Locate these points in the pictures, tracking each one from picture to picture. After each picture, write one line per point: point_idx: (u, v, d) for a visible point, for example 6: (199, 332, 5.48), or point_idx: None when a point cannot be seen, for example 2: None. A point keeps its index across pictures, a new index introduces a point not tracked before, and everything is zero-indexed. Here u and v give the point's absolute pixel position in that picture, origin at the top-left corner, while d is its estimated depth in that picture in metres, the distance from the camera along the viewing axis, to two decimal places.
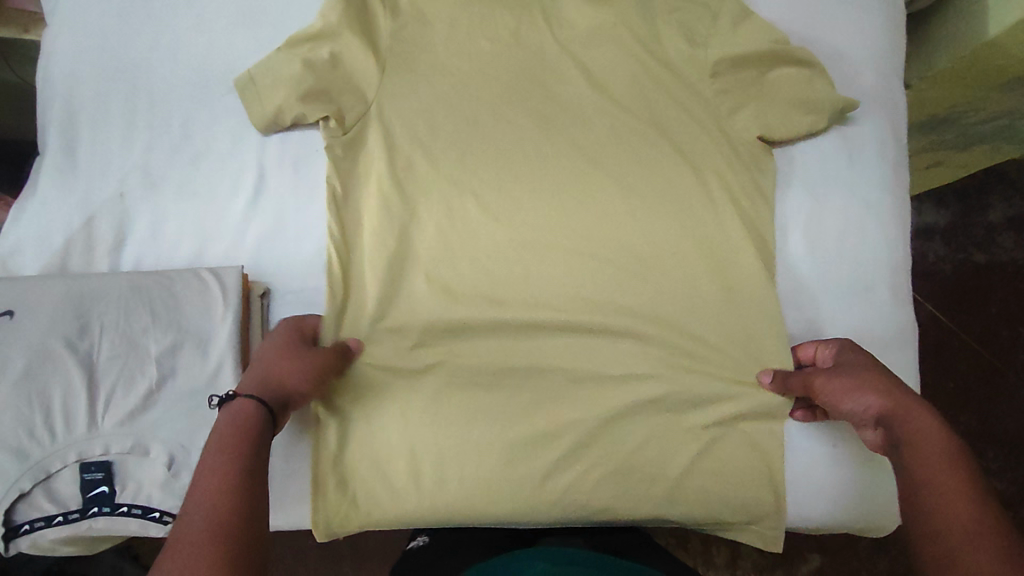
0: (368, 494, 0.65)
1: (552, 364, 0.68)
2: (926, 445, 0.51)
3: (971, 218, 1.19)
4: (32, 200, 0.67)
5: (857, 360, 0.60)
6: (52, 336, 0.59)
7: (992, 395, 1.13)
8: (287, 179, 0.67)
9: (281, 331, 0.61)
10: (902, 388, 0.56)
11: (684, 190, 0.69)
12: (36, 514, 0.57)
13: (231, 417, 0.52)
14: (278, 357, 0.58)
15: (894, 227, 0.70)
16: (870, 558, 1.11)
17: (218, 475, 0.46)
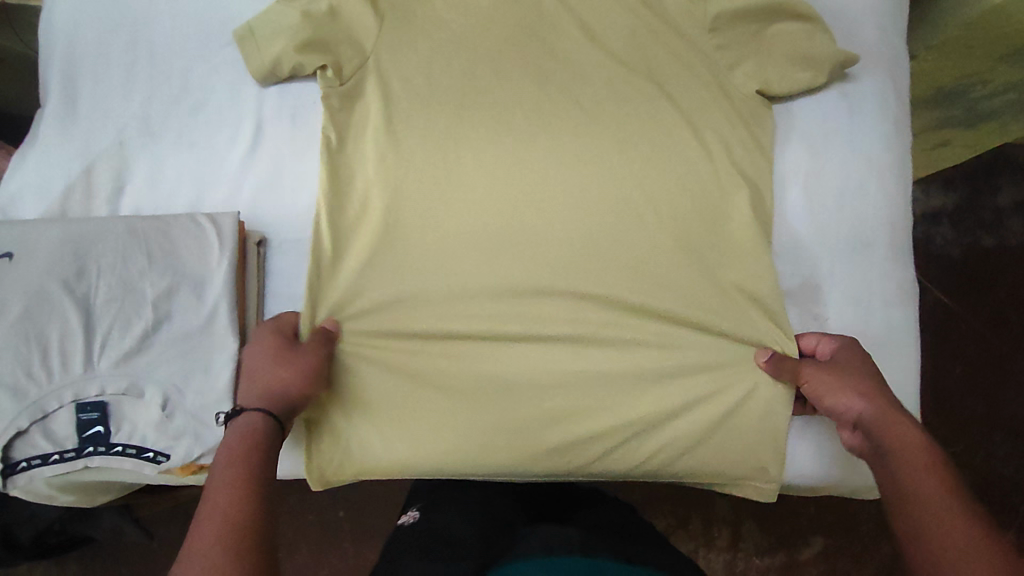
0: (363, 444, 0.66)
1: (550, 323, 0.67)
2: (911, 457, 0.54)
3: (979, 202, 1.18)
4: (32, 149, 0.68)
5: (853, 361, 0.62)
6: (50, 277, 0.60)
7: (999, 379, 1.12)
8: (285, 130, 0.67)
9: (265, 333, 0.61)
10: (887, 394, 0.59)
11: (684, 143, 0.68)
12: (33, 452, 0.58)
13: (239, 430, 0.55)
14: (268, 365, 0.59)
15: (895, 183, 0.69)
16: (873, 542, 1.12)
17: (232, 491, 0.49)
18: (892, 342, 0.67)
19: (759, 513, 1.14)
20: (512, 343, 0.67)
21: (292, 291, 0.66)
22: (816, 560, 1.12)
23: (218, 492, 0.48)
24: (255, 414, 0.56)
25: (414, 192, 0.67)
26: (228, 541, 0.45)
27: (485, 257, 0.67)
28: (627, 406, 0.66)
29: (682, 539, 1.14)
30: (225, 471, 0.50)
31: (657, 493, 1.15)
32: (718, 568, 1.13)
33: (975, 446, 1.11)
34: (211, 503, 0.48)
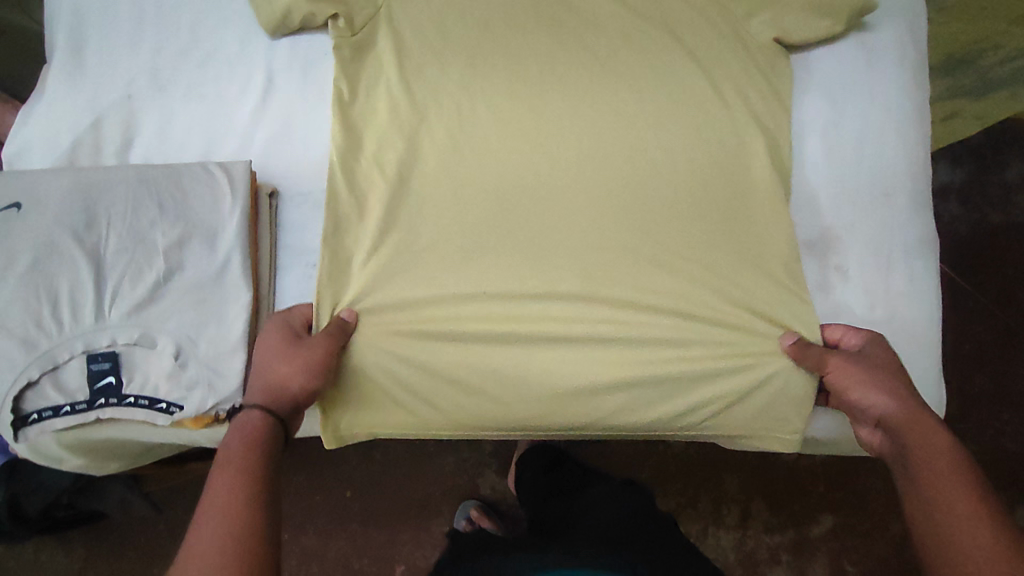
0: (374, 400, 0.65)
1: (562, 282, 0.65)
2: (936, 460, 0.53)
3: (986, 176, 1.17)
4: (38, 102, 0.67)
5: (884, 359, 0.60)
6: (59, 227, 0.59)
7: (1008, 355, 1.11)
8: (296, 82, 0.67)
9: (275, 324, 0.60)
10: (916, 397, 0.58)
11: (700, 92, 0.67)
12: (44, 404, 0.58)
13: (240, 430, 0.54)
14: (272, 359, 0.58)
15: (914, 133, 0.68)
16: (884, 519, 1.11)
17: (231, 492, 0.49)
18: (915, 293, 0.66)
19: (767, 490, 1.13)
20: (522, 303, 0.65)
21: (303, 244, 0.65)
22: (825, 538, 1.11)
23: (218, 493, 0.48)
24: (253, 413, 0.55)
25: (425, 147, 0.66)
26: (224, 542, 0.45)
27: (496, 214, 0.66)
28: (644, 359, 0.65)
29: (691, 517, 1.13)
30: (226, 471, 0.50)
31: (666, 471, 1.14)
32: (726, 546, 1.12)
33: (983, 424, 1.09)
34: (209, 503, 0.48)
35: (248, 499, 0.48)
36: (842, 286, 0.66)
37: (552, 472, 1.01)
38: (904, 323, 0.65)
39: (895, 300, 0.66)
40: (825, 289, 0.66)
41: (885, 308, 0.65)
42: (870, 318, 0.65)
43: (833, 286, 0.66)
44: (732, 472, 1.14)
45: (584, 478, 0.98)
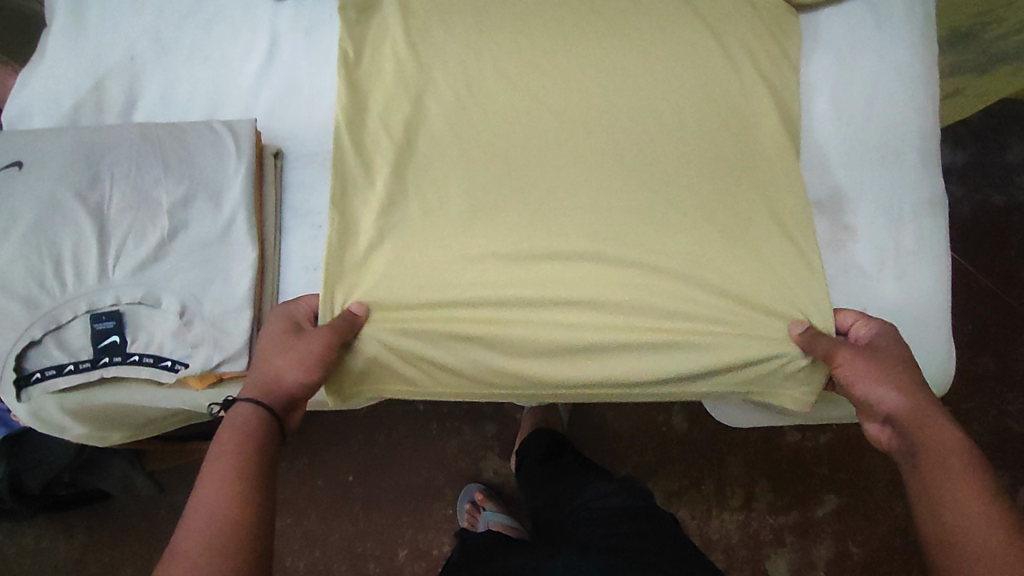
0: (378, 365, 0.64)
1: (570, 246, 0.64)
2: (942, 462, 0.50)
3: (986, 158, 1.17)
4: (39, 65, 0.66)
5: (894, 351, 0.57)
6: (62, 186, 0.58)
7: (1010, 335, 1.11)
8: (300, 43, 0.67)
9: (278, 316, 0.59)
10: (924, 390, 0.54)
11: (706, 52, 0.67)
12: (47, 363, 0.57)
13: (234, 423, 0.52)
14: (272, 350, 0.56)
15: (923, 91, 0.67)
16: (888, 500, 1.10)
17: (226, 488, 0.47)
18: (924, 252, 0.65)
19: (771, 471, 1.13)
20: (528, 270, 0.64)
21: (310, 205, 0.65)
22: (829, 519, 1.10)
23: (210, 488, 0.47)
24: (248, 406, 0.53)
25: (430, 110, 0.66)
26: (219, 546, 0.44)
27: (501, 180, 0.65)
28: (657, 322, 0.63)
29: (696, 499, 1.13)
30: (220, 464, 0.49)
31: (670, 454, 1.14)
32: (731, 528, 1.11)
33: (987, 405, 1.09)
34: (204, 502, 0.47)
35: (244, 498, 0.47)
36: (852, 244, 0.66)
37: (549, 461, 1.05)
38: (914, 280, 0.65)
39: (907, 257, 0.65)
40: (835, 248, 0.66)
41: (896, 266, 0.65)
42: (880, 277, 0.65)
43: (843, 245, 0.66)
44: (734, 453, 1.14)
45: (575, 468, 1.02)
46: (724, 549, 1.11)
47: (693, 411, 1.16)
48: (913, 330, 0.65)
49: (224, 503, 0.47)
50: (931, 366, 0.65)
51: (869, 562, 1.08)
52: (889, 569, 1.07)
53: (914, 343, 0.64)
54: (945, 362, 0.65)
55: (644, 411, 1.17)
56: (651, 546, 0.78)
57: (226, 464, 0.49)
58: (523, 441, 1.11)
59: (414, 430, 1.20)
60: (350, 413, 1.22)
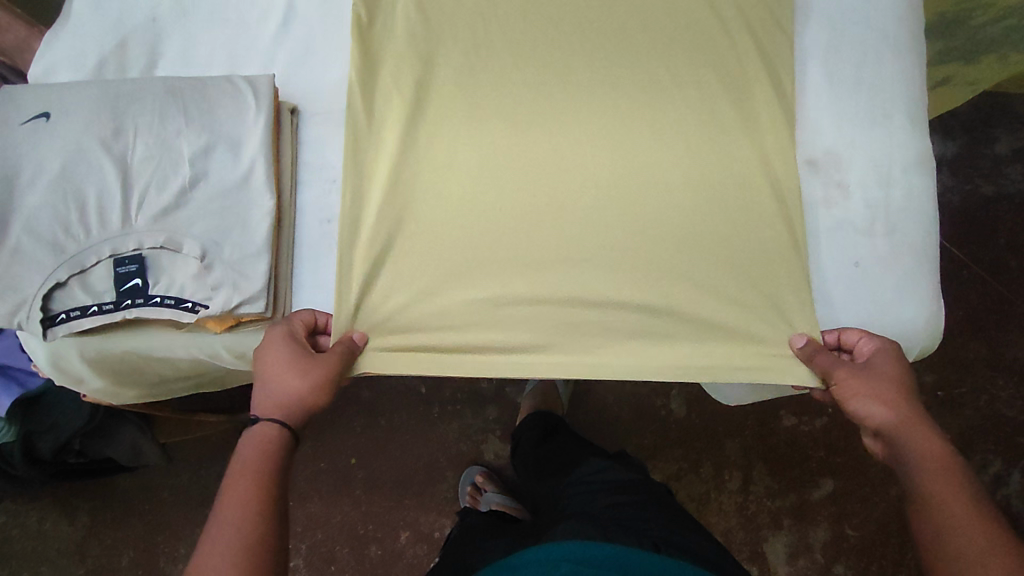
0: (380, 317, 0.65)
1: (575, 206, 0.66)
2: (932, 471, 0.52)
3: (977, 149, 1.20)
4: (64, 27, 0.70)
5: (887, 368, 0.59)
6: (87, 136, 0.60)
7: (1002, 322, 1.14)
8: (315, 8, 0.70)
9: (272, 332, 0.60)
10: (913, 404, 0.57)
11: (701, 21, 0.71)
12: (71, 304, 0.59)
13: (252, 446, 0.55)
14: (289, 372, 0.58)
15: (910, 58, 0.70)
16: (884, 484, 1.11)
17: (248, 505, 0.50)
18: (913, 210, 0.67)
19: (768, 454, 1.14)
20: (531, 229, 0.66)
21: (324, 161, 0.68)
22: (826, 502, 1.12)
23: (234, 504, 0.50)
24: (270, 427, 0.56)
25: (439, 74, 0.69)
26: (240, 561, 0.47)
27: (507, 139, 0.68)
28: (657, 278, 0.65)
29: (694, 480, 1.15)
30: (240, 484, 0.52)
31: (669, 437, 1.16)
32: (729, 510, 1.13)
33: (979, 389, 1.12)
34: (225, 513, 0.50)
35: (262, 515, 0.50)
36: (844, 201, 0.68)
37: (545, 443, 1.06)
38: (906, 237, 0.67)
39: (897, 215, 0.67)
40: (828, 204, 0.68)
41: (885, 224, 0.67)
42: (873, 233, 0.67)
43: (836, 202, 0.68)
44: (733, 438, 1.15)
45: (568, 447, 1.02)
46: (722, 532, 1.13)
47: (692, 395, 1.17)
48: (903, 281, 0.66)
49: (247, 520, 0.49)
50: (923, 316, 0.66)
51: (864, 544, 1.10)
52: (884, 552, 1.10)
53: (904, 291, 0.66)
54: (934, 314, 0.66)
55: (644, 395, 1.18)
56: (643, 512, 0.78)
57: (246, 480, 0.52)
58: (522, 423, 1.12)
59: (416, 415, 1.21)
60: (354, 396, 1.22)
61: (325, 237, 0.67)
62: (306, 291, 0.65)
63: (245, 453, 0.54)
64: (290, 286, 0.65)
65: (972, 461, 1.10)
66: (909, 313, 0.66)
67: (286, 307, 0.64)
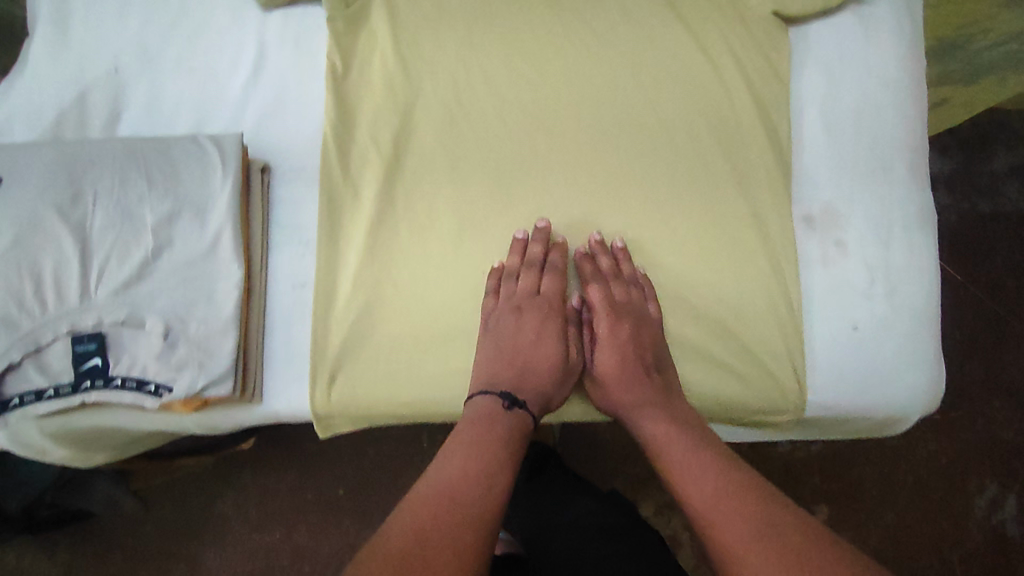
0: (353, 389, 0.61)
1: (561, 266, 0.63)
2: (659, 446, 0.57)
3: (975, 167, 1.16)
4: (20, 76, 0.66)
5: (614, 350, 0.62)
6: (42, 203, 0.56)
7: (999, 343, 1.10)
8: (288, 54, 0.66)
9: (539, 309, 0.63)
10: (636, 378, 0.60)
11: (697, 65, 0.67)
12: (26, 387, 0.56)
13: (504, 410, 0.57)
14: (557, 373, 0.62)
15: (914, 106, 0.67)
16: (879, 509, 1.05)
17: (486, 445, 0.54)
18: (914, 269, 0.65)
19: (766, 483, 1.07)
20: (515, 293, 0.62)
21: (298, 221, 0.64)
22: None
23: (471, 445, 0.53)
24: (529, 417, 0.58)
25: (420, 124, 0.65)
26: (478, 488, 0.50)
27: (492, 196, 0.64)
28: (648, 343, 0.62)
29: None
30: (478, 430, 0.55)
31: None
32: None
33: (975, 412, 1.09)
34: (459, 456, 0.52)
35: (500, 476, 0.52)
36: (843, 260, 0.65)
37: (534, 479, 0.99)
38: (907, 297, 0.64)
39: (897, 273, 0.64)
40: (827, 263, 0.65)
41: (885, 283, 0.64)
42: (871, 293, 0.64)
43: (834, 261, 0.65)
44: None
45: (560, 485, 0.96)
46: (710, 568, 1.10)
47: None
48: (902, 345, 0.64)
49: (482, 457, 0.52)
50: (920, 381, 0.64)
51: None
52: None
53: (904, 354, 0.64)
54: (933, 379, 0.64)
55: None
56: None
57: (482, 428, 0.55)
58: None
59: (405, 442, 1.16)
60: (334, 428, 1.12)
61: (298, 301, 0.63)
62: (279, 362, 0.62)
63: (497, 412, 0.57)
64: (261, 357, 0.62)
65: (967, 484, 1.06)
66: (906, 379, 0.63)
67: (256, 381, 0.61)
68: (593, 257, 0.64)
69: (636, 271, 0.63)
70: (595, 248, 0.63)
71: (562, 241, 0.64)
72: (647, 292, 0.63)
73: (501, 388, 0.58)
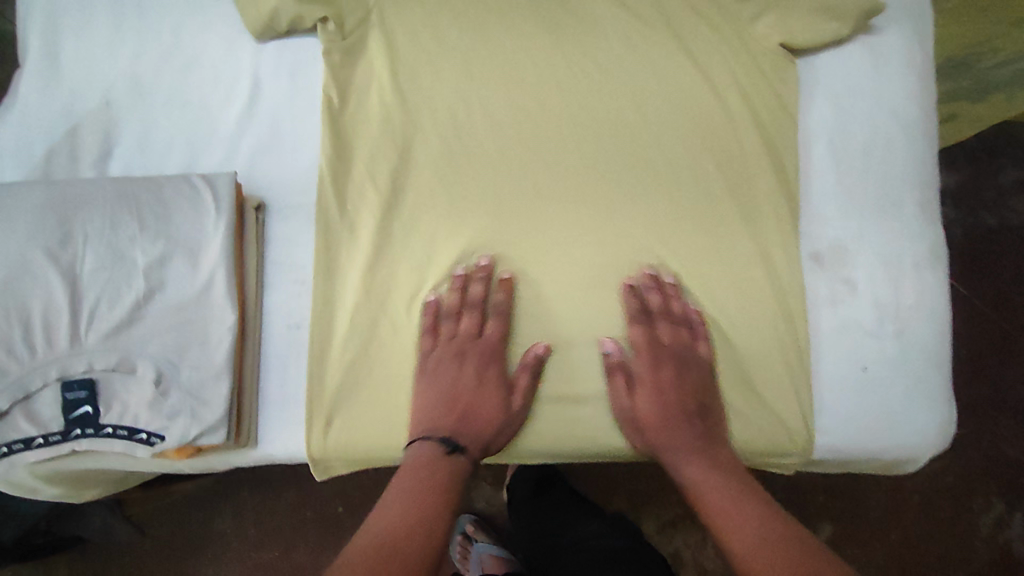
0: (348, 433, 0.59)
1: (561, 306, 0.61)
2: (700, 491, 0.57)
3: (981, 181, 1.12)
4: (11, 110, 0.65)
5: (657, 390, 0.60)
6: (30, 245, 0.55)
7: (1005, 358, 1.06)
8: (283, 87, 0.65)
9: (482, 351, 0.61)
10: (677, 421, 0.60)
11: (702, 98, 0.65)
12: (14, 436, 0.54)
13: (438, 459, 0.57)
14: (495, 418, 0.59)
15: (923, 140, 0.66)
16: (882, 528, 1.01)
17: (421, 494, 0.54)
18: (925, 308, 0.63)
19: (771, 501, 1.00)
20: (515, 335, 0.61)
21: (293, 259, 0.63)
22: None
23: (406, 497, 0.54)
24: (460, 463, 0.57)
25: (418, 158, 0.63)
26: (412, 538, 0.50)
27: (492, 232, 0.62)
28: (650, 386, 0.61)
29: (690, 526, 1.01)
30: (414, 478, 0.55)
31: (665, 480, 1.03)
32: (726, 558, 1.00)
33: (982, 429, 1.04)
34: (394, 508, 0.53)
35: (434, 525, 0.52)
36: (852, 299, 0.63)
37: (540, 496, 0.97)
38: (916, 338, 0.63)
39: (907, 313, 0.63)
40: (834, 303, 0.63)
41: (895, 323, 0.63)
42: (880, 334, 0.63)
43: (843, 300, 0.63)
44: None
45: (570, 505, 0.95)
46: None
47: None
48: (912, 386, 0.62)
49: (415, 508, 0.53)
50: (930, 424, 0.62)
51: None
52: None
53: (913, 396, 0.62)
54: (943, 421, 0.63)
55: None
56: None
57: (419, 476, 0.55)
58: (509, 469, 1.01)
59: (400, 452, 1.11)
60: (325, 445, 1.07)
61: (293, 341, 0.61)
62: (274, 405, 0.61)
63: (429, 462, 0.56)
64: (255, 402, 0.60)
65: (972, 502, 1.02)
66: (915, 421, 0.62)
67: (250, 424, 0.60)
68: (641, 291, 0.62)
69: (687, 308, 0.62)
70: (644, 281, 0.62)
71: (509, 278, 0.61)
72: (699, 332, 0.61)
73: (433, 434, 0.58)
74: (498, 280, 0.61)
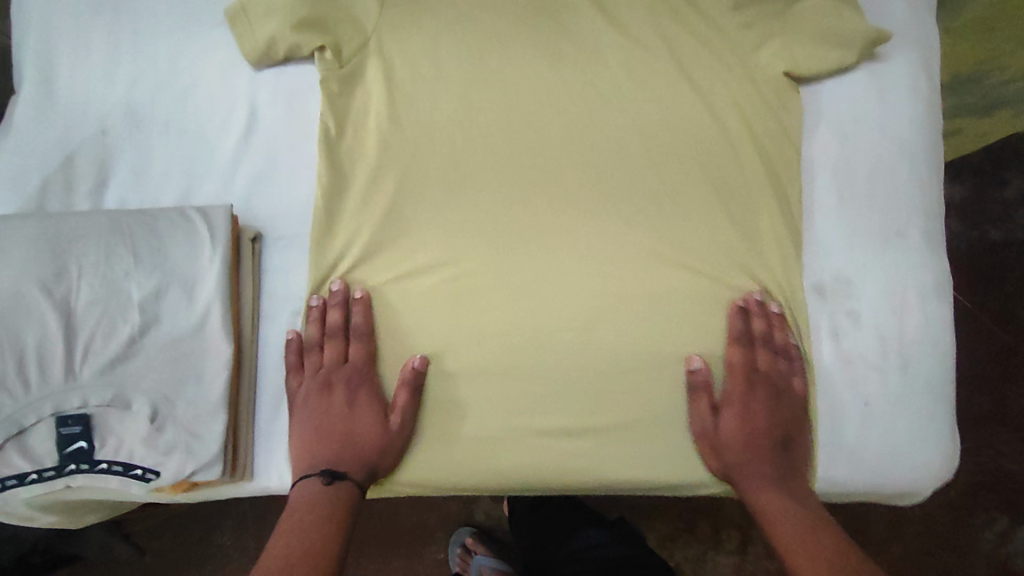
0: None
1: (561, 339, 0.60)
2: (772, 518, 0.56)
3: (986, 193, 1.08)
4: (8, 138, 0.64)
5: (750, 414, 0.59)
6: (24, 279, 0.54)
7: (1009, 373, 1.04)
8: (280, 115, 0.65)
9: (344, 376, 0.59)
10: (762, 448, 0.58)
11: (703, 127, 0.64)
12: (7, 472, 0.54)
13: (320, 489, 0.56)
14: (375, 442, 0.58)
15: (928, 169, 0.65)
16: (883, 543, 1.00)
17: (306, 534, 0.53)
18: (929, 341, 0.62)
19: None
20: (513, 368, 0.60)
21: (290, 289, 0.62)
22: None
23: (294, 538, 0.53)
24: (345, 487, 0.56)
25: (416, 187, 0.63)
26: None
27: (490, 263, 0.62)
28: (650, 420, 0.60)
29: (689, 541, 0.99)
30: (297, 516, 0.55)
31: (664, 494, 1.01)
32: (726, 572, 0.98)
33: (984, 444, 1.02)
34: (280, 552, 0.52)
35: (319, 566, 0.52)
36: (855, 332, 0.62)
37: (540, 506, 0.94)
38: (920, 371, 0.62)
39: (910, 346, 0.62)
40: (837, 336, 0.63)
41: (898, 356, 0.62)
42: (883, 367, 0.62)
43: (846, 333, 0.63)
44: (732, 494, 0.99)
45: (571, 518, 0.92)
46: None
47: None
48: (914, 421, 0.61)
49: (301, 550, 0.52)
50: (933, 458, 0.61)
51: None
52: None
53: (916, 431, 0.61)
54: (947, 455, 0.62)
55: None
56: None
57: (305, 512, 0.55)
58: None
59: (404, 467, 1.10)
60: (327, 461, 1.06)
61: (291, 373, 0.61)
62: (270, 437, 0.60)
63: (312, 496, 0.55)
64: (251, 435, 0.60)
65: (974, 519, 1.00)
66: (918, 455, 0.61)
67: (246, 457, 0.59)
68: (745, 314, 0.61)
69: (787, 340, 0.61)
70: (750, 307, 0.61)
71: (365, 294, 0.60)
72: (796, 365, 0.61)
73: (320, 467, 0.57)
74: (354, 299, 0.61)
